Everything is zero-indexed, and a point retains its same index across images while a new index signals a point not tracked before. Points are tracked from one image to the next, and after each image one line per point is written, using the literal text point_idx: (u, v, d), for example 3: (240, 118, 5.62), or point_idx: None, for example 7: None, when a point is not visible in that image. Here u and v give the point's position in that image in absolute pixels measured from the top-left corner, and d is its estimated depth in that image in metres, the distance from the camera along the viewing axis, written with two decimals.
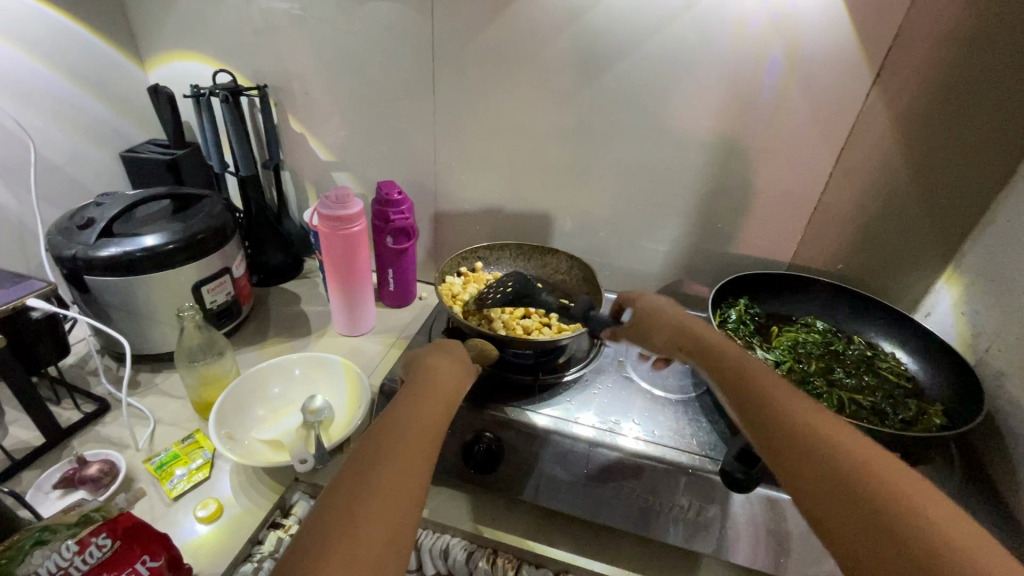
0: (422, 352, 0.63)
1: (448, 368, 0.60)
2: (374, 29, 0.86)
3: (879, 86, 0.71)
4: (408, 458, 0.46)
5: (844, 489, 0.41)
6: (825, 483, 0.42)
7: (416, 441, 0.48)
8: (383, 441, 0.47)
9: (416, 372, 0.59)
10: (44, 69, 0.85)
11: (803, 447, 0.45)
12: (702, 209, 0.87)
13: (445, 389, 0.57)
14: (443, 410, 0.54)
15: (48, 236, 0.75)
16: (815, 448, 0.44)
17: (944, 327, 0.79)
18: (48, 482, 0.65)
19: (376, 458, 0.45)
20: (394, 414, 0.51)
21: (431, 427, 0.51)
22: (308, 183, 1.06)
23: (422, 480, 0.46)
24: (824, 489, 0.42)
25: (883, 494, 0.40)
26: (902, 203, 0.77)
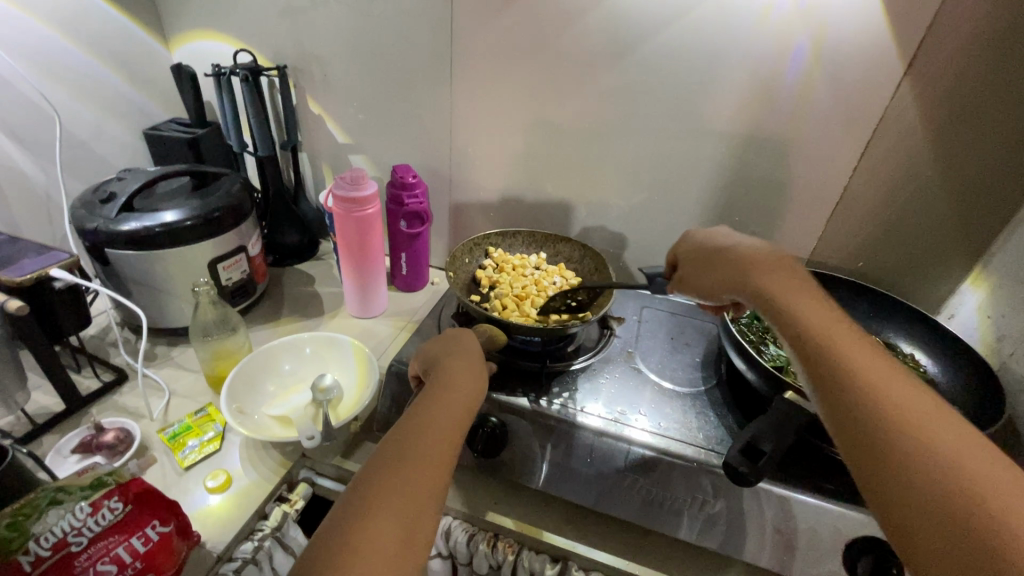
0: (442, 352, 0.63)
1: (463, 367, 0.60)
2: (394, 11, 0.86)
3: (910, 78, 0.68)
4: (426, 459, 0.47)
5: (926, 497, 0.37)
6: (925, 498, 0.37)
7: (434, 443, 0.48)
8: (400, 443, 0.48)
9: (437, 373, 0.59)
10: (72, 46, 0.86)
11: (893, 447, 0.39)
12: (719, 201, 0.85)
13: (466, 391, 0.57)
14: (463, 411, 0.54)
15: (72, 209, 0.76)
16: (904, 445, 0.39)
17: (967, 330, 0.76)
18: (67, 447, 0.68)
19: (394, 461, 0.46)
20: (415, 415, 0.51)
21: (452, 429, 0.51)
22: (325, 165, 1.07)
23: (440, 482, 0.47)
24: (907, 490, 0.38)
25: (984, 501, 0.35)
26: (928, 201, 0.74)
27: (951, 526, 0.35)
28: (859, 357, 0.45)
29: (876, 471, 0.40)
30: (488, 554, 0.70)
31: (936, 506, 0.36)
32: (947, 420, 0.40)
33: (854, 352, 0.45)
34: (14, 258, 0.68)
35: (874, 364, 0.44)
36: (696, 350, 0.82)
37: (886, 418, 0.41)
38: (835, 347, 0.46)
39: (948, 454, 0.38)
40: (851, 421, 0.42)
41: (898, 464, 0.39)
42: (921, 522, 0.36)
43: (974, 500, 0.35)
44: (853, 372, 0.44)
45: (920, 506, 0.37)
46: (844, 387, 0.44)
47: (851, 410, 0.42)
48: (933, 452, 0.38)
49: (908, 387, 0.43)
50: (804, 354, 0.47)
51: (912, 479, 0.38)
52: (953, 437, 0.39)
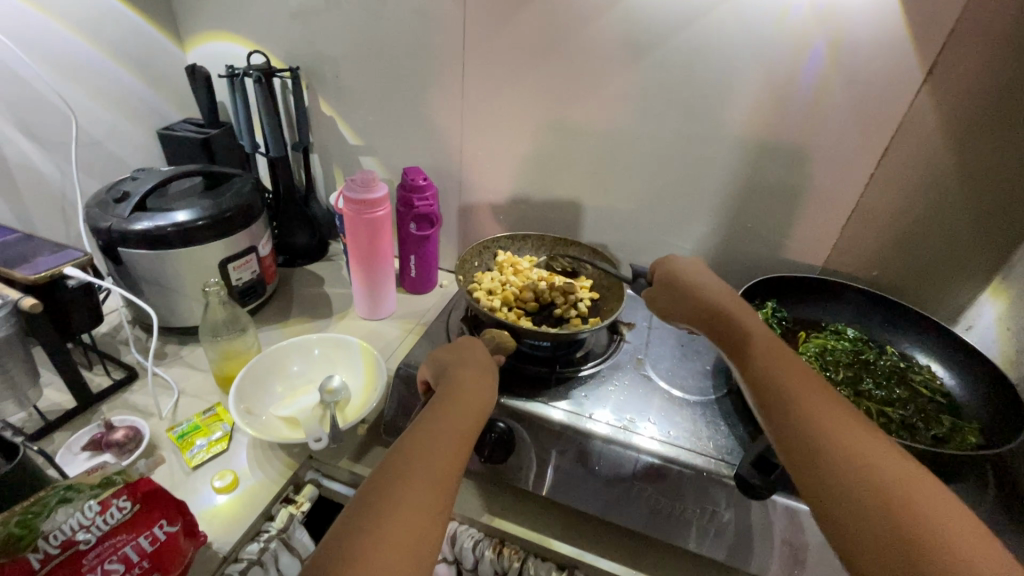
0: (453, 363, 0.62)
1: (473, 377, 0.59)
2: (407, 13, 0.86)
3: (930, 84, 0.67)
4: (435, 470, 0.46)
5: (867, 510, 0.41)
6: (855, 500, 0.42)
7: (442, 453, 0.48)
8: (409, 452, 0.47)
9: (446, 383, 0.58)
10: (89, 47, 0.88)
11: (825, 456, 0.45)
12: (732, 207, 0.84)
13: (474, 402, 0.56)
14: (471, 422, 0.54)
15: (86, 208, 0.77)
16: (842, 465, 0.44)
17: (985, 341, 0.75)
18: (77, 444, 0.68)
19: (403, 470, 0.45)
20: (424, 424, 0.51)
21: (461, 440, 0.51)
22: (336, 166, 1.07)
23: (449, 494, 0.46)
24: (849, 503, 0.42)
25: (913, 515, 0.39)
26: (946, 209, 0.73)
27: (885, 534, 0.39)
28: (803, 392, 0.51)
29: (821, 485, 0.44)
30: (494, 560, 0.69)
31: (875, 518, 0.40)
32: (878, 443, 0.45)
33: (800, 387, 0.51)
34: (28, 256, 0.68)
35: (817, 396, 0.50)
36: (706, 358, 0.81)
37: (827, 443, 0.46)
38: (784, 385, 0.52)
39: (875, 469, 0.43)
40: (798, 445, 0.47)
41: (840, 480, 0.43)
42: (862, 533, 0.40)
43: (902, 510, 0.40)
44: (798, 404, 0.50)
45: (852, 505, 0.42)
46: (789, 416, 0.49)
47: (795, 436, 0.48)
48: (864, 472, 0.43)
49: (847, 416, 0.48)
50: (759, 393, 0.54)
51: (851, 494, 0.42)
52: (884, 457, 0.44)
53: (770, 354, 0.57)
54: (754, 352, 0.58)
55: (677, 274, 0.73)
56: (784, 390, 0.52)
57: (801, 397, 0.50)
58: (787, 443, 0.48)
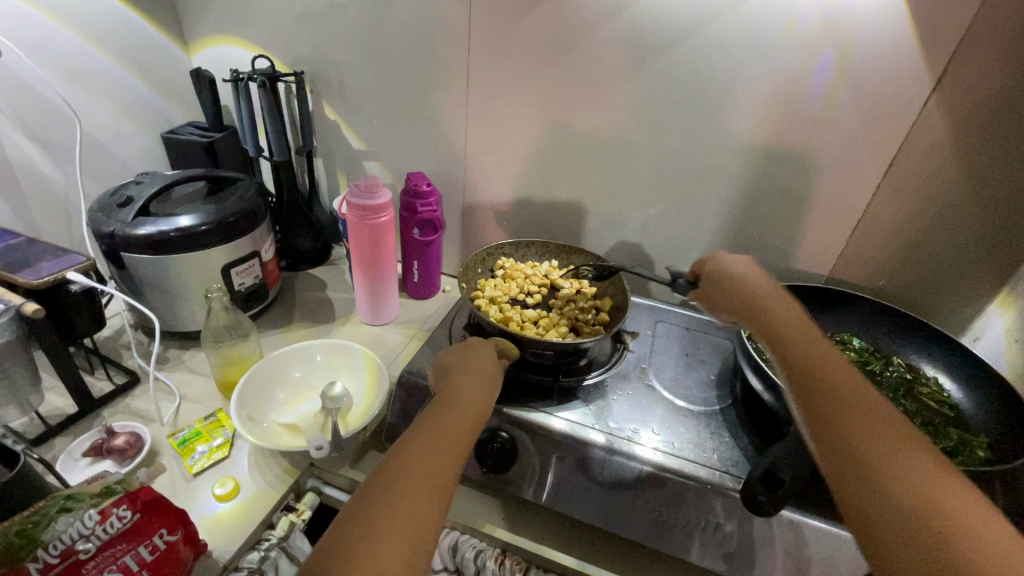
0: (454, 367, 0.62)
1: (470, 382, 0.59)
2: (413, 18, 0.86)
3: (938, 94, 0.66)
4: (431, 474, 0.46)
5: (904, 519, 0.38)
6: (896, 511, 0.38)
7: (438, 457, 0.48)
8: (404, 457, 0.47)
9: (445, 388, 0.58)
10: (94, 50, 0.88)
11: (863, 460, 0.42)
12: (737, 215, 0.84)
13: (471, 406, 0.56)
14: (469, 428, 0.53)
15: (90, 212, 0.77)
16: (877, 469, 0.41)
17: (993, 354, 0.74)
18: (78, 450, 0.68)
19: (398, 474, 0.45)
20: (421, 428, 0.51)
21: (458, 445, 0.50)
22: (340, 170, 1.07)
23: (444, 498, 0.46)
24: (884, 508, 0.39)
25: (957, 530, 0.36)
26: (954, 220, 0.72)
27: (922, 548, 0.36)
28: (850, 386, 0.47)
29: (853, 488, 0.41)
30: (495, 571, 0.68)
31: (909, 529, 0.37)
32: (918, 448, 0.42)
33: (846, 382, 0.47)
34: (31, 261, 0.68)
35: (855, 396, 0.46)
36: (710, 368, 0.80)
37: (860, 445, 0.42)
38: (829, 378, 0.48)
39: (922, 482, 0.39)
40: (832, 440, 0.44)
41: (874, 484, 0.40)
42: (897, 541, 0.37)
43: (945, 524, 0.36)
44: (840, 399, 0.46)
45: (893, 518, 0.38)
46: (828, 409, 0.45)
47: (833, 431, 0.44)
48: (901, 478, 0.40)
49: (890, 417, 0.44)
50: (797, 381, 0.49)
51: (889, 499, 0.39)
52: (929, 467, 0.40)
53: (813, 343, 0.53)
54: (794, 340, 0.54)
55: (724, 271, 0.68)
56: (827, 381, 0.48)
57: (847, 392, 0.46)
58: (825, 436, 0.44)
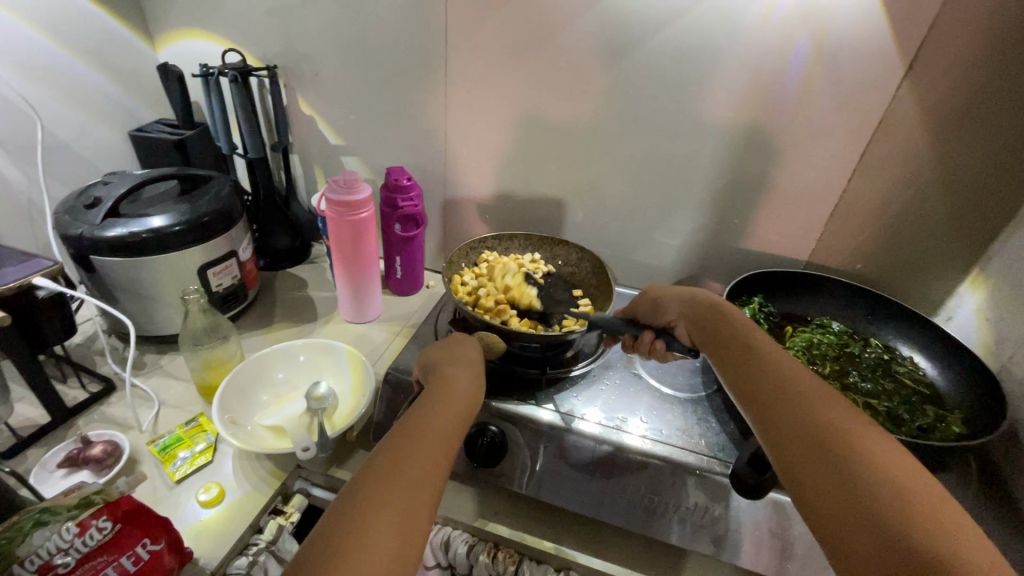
0: (443, 361, 0.62)
1: (461, 376, 0.59)
2: (388, 10, 0.84)
3: (910, 79, 0.68)
4: (425, 465, 0.46)
5: (815, 450, 0.44)
6: (816, 459, 0.43)
7: (428, 451, 0.47)
8: (396, 448, 0.47)
9: (436, 381, 0.58)
10: (54, 46, 0.84)
11: (789, 417, 0.47)
12: (718, 203, 0.85)
13: (463, 400, 0.55)
14: (460, 421, 0.53)
15: (55, 215, 0.74)
16: (793, 408, 0.47)
17: (965, 332, 0.76)
18: (53, 461, 0.66)
19: (395, 460, 0.45)
20: (413, 421, 0.50)
21: (451, 439, 0.50)
22: (317, 166, 1.05)
23: (437, 490, 0.45)
24: (796, 440, 0.45)
25: (854, 450, 0.43)
26: (927, 203, 0.74)
27: (828, 466, 0.43)
28: (771, 350, 0.54)
29: (771, 425, 0.48)
30: (488, 565, 0.69)
31: (820, 456, 0.43)
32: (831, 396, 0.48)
33: (766, 347, 0.55)
34: None
35: (784, 366, 0.52)
36: (695, 354, 0.81)
37: (784, 390, 0.49)
38: (752, 343, 0.56)
39: (837, 432, 0.44)
40: (757, 391, 0.51)
41: (790, 423, 0.47)
42: (807, 464, 0.44)
43: (843, 444, 0.43)
44: (763, 363, 0.53)
45: (818, 469, 0.43)
46: (754, 371, 0.53)
47: (759, 384, 0.51)
48: (813, 417, 0.46)
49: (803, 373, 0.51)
50: (727, 355, 0.57)
51: (798, 430, 0.46)
52: (840, 409, 0.47)
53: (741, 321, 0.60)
54: (718, 317, 0.61)
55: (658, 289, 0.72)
56: (749, 349, 0.55)
57: (767, 357, 0.53)
58: (750, 392, 0.52)
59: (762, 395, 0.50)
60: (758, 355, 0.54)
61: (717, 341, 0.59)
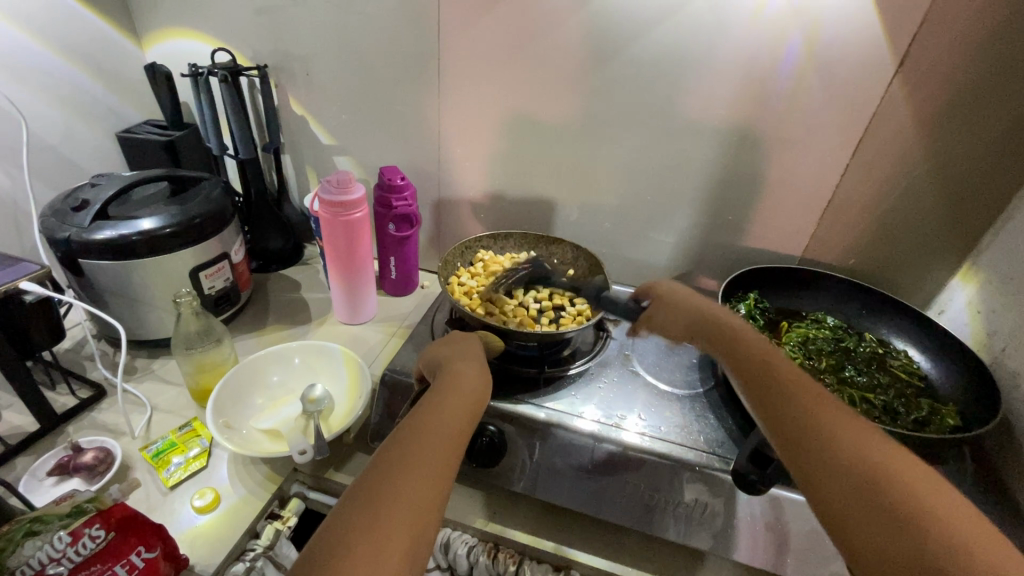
0: (447, 359, 0.62)
1: (468, 370, 0.59)
2: (379, 8, 0.83)
3: (901, 75, 0.68)
4: (429, 462, 0.46)
5: (852, 484, 0.43)
6: (847, 483, 0.43)
7: (438, 447, 0.47)
8: (400, 447, 0.46)
9: (441, 378, 0.58)
10: (39, 47, 0.82)
11: (817, 440, 0.46)
12: (712, 200, 0.85)
13: (470, 394, 0.55)
14: (465, 417, 0.53)
15: (41, 218, 0.73)
16: (827, 439, 0.46)
17: (958, 325, 0.77)
18: (42, 469, 0.64)
19: (405, 456, 0.45)
20: (418, 419, 0.50)
21: (456, 435, 0.50)
22: (309, 166, 1.04)
23: (443, 486, 0.45)
24: (833, 472, 0.44)
25: (893, 483, 0.42)
26: (919, 198, 0.75)
27: (868, 500, 0.41)
28: (795, 376, 0.53)
29: (804, 454, 0.46)
30: (488, 565, 0.69)
31: (860, 489, 0.42)
32: (860, 425, 0.47)
33: (793, 374, 0.53)
34: None
35: (805, 389, 0.51)
36: (692, 351, 0.81)
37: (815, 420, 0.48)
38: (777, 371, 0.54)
39: (867, 457, 0.44)
40: (787, 422, 0.49)
41: (825, 455, 0.45)
42: (846, 499, 0.42)
43: (882, 478, 0.42)
44: (790, 392, 0.51)
45: (850, 495, 0.42)
46: (783, 399, 0.51)
47: (781, 409, 0.50)
48: (849, 447, 0.45)
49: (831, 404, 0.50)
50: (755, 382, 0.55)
51: (833, 462, 0.44)
52: (870, 436, 0.46)
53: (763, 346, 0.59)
54: (739, 341, 0.60)
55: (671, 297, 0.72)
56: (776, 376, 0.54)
57: (793, 386, 0.52)
58: (778, 419, 0.50)
59: (786, 417, 0.49)
60: (778, 378, 0.53)
61: (742, 366, 0.58)
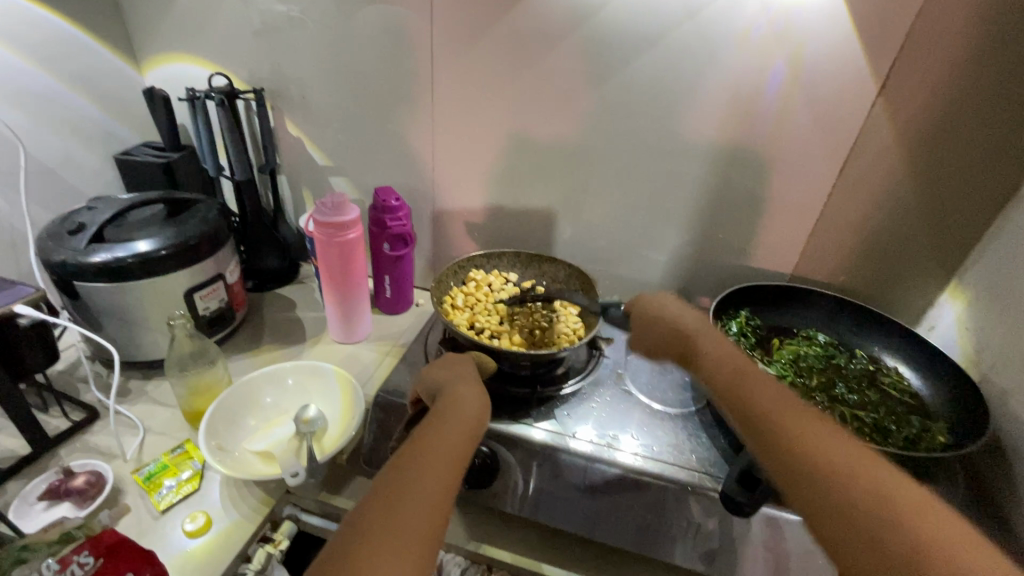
0: (448, 382, 0.62)
1: (468, 391, 0.59)
2: (373, 33, 0.85)
3: (883, 97, 0.70)
4: (431, 486, 0.46)
5: (851, 514, 0.42)
6: (831, 504, 0.43)
7: (438, 469, 0.48)
8: (400, 474, 0.47)
9: (442, 401, 0.58)
10: (39, 72, 0.84)
11: (796, 457, 0.47)
12: (702, 218, 0.86)
13: (471, 416, 0.56)
14: (466, 441, 0.53)
15: (38, 241, 0.73)
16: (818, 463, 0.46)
17: (947, 341, 0.77)
18: (32, 494, 0.64)
19: (406, 479, 0.46)
20: (419, 441, 0.51)
21: (457, 456, 0.51)
22: (305, 187, 1.05)
23: (444, 512, 0.46)
24: (810, 483, 0.45)
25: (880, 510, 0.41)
26: (905, 218, 0.76)
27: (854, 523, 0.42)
28: (764, 388, 0.55)
29: (786, 467, 0.47)
30: None
31: (856, 519, 0.42)
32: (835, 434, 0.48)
33: (766, 390, 0.54)
34: None
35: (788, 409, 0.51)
36: (684, 369, 0.82)
37: (803, 447, 0.47)
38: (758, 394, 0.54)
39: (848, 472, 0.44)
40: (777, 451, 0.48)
41: (817, 484, 0.45)
42: (840, 529, 0.42)
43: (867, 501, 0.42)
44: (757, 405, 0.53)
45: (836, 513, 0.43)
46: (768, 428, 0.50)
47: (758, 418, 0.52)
48: (831, 465, 0.45)
49: (820, 427, 0.49)
50: (735, 408, 0.54)
51: (822, 484, 0.45)
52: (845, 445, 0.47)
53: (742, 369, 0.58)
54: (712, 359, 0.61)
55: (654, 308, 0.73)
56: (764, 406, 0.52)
57: (772, 411, 0.51)
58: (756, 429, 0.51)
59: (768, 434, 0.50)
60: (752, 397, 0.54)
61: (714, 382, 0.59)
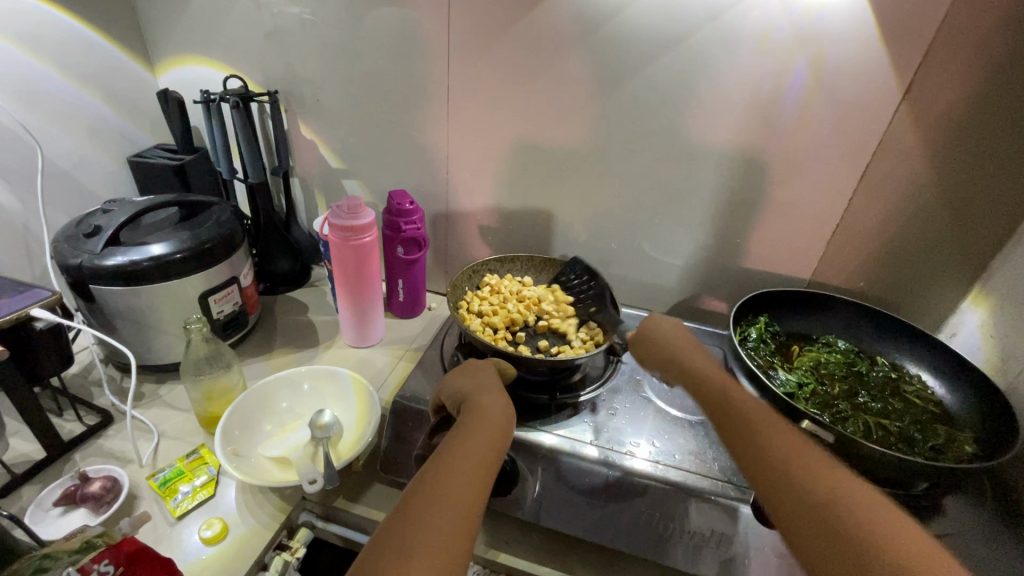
0: (472, 389, 0.61)
1: (494, 401, 0.59)
2: (387, 37, 0.85)
3: (908, 101, 0.69)
4: (460, 497, 0.46)
5: (821, 513, 0.43)
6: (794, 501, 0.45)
7: (465, 478, 0.47)
8: (427, 486, 0.46)
9: (467, 410, 0.58)
10: (56, 76, 0.84)
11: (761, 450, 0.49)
12: (721, 222, 0.85)
13: (496, 424, 0.55)
14: (492, 451, 0.52)
15: (54, 244, 0.73)
16: (794, 475, 0.46)
17: (970, 348, 0.76)
18: (48, 499, 0.63)
19: (435, 487, 0.46)
20: (446, 451, 0.50)
21: (485, 467, 0.50)
22: (317, 190, 1.05)
23: (473, 519, 0.45)
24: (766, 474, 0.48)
25: (872, 538, 0.41)
26: (927, 222, 0.75)
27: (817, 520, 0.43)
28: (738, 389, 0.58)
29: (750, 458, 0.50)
30: None
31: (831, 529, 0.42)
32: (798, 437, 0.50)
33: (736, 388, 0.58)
34: None
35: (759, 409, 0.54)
36: None
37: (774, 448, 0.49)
38: (751, 418, 0.53)
39: (809, 472, 0.46)
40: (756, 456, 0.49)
41: (783, 480, 0.46)
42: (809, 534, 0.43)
43: (853, 517, 0.42)
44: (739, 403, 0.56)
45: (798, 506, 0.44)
46: (752, 450, 0.50)
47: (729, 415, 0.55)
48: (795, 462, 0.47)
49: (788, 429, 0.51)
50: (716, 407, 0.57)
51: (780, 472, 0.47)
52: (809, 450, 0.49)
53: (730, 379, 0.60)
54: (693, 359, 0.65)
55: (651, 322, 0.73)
56: (755, 423, 0.52)
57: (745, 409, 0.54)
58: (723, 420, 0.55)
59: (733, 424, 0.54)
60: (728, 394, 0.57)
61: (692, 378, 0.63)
